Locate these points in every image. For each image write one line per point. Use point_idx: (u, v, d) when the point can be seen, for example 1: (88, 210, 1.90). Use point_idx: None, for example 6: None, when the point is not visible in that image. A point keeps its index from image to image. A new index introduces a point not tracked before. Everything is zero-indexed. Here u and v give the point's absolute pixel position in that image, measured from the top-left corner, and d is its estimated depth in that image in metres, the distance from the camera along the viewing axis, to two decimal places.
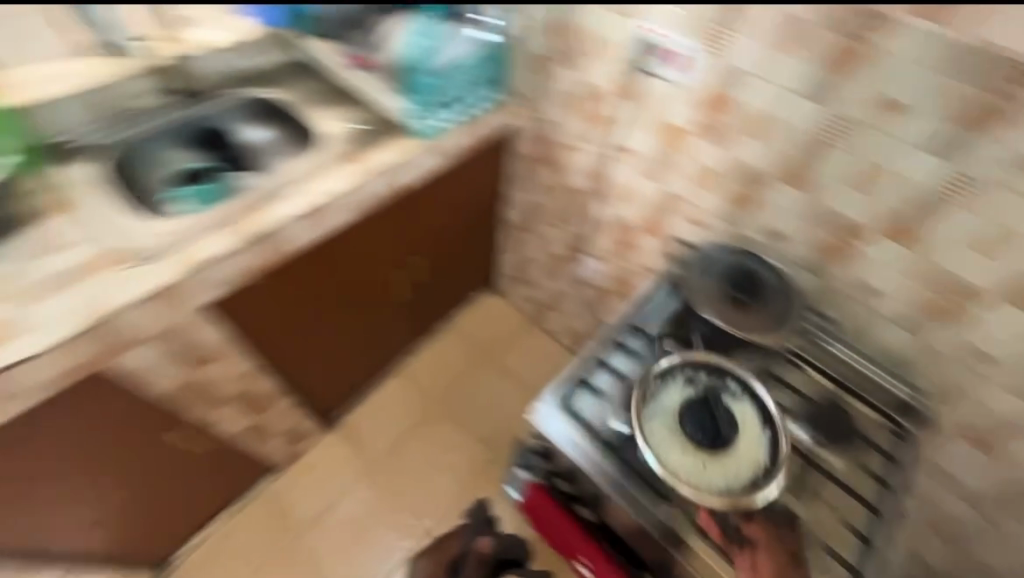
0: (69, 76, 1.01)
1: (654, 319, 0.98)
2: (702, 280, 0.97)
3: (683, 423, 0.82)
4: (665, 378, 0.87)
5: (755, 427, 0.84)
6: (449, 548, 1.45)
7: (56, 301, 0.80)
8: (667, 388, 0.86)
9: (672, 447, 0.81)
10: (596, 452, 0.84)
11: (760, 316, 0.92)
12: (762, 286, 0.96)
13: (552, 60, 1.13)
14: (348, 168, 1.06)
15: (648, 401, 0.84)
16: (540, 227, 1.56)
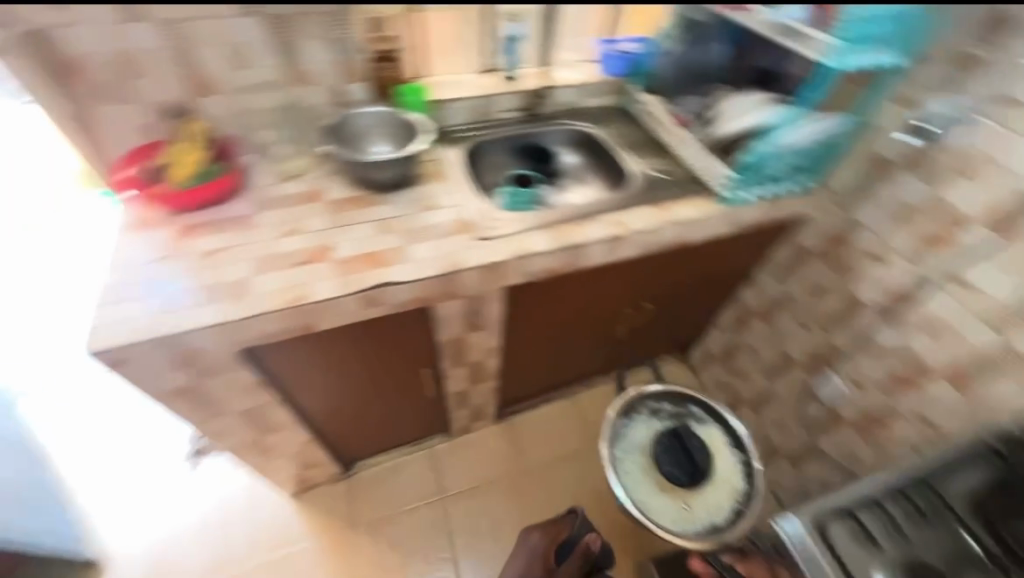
0: (469, 82, 1.30)
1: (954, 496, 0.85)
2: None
3: (670, 473, 1.13)
4: (631, 417, 1.24)
5: (732, 464, 1.17)
6: (558, 531, 1.24)
7: (424, 246, 0.98)
8: (636, 426, 1.22)
9: (657, 490, 1.13)
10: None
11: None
12: None
13: (898, 165, 1.06)
14: (654, 210, 1.12)
15: (619, 440, 1.20)
16: (782, 321, 1.46)
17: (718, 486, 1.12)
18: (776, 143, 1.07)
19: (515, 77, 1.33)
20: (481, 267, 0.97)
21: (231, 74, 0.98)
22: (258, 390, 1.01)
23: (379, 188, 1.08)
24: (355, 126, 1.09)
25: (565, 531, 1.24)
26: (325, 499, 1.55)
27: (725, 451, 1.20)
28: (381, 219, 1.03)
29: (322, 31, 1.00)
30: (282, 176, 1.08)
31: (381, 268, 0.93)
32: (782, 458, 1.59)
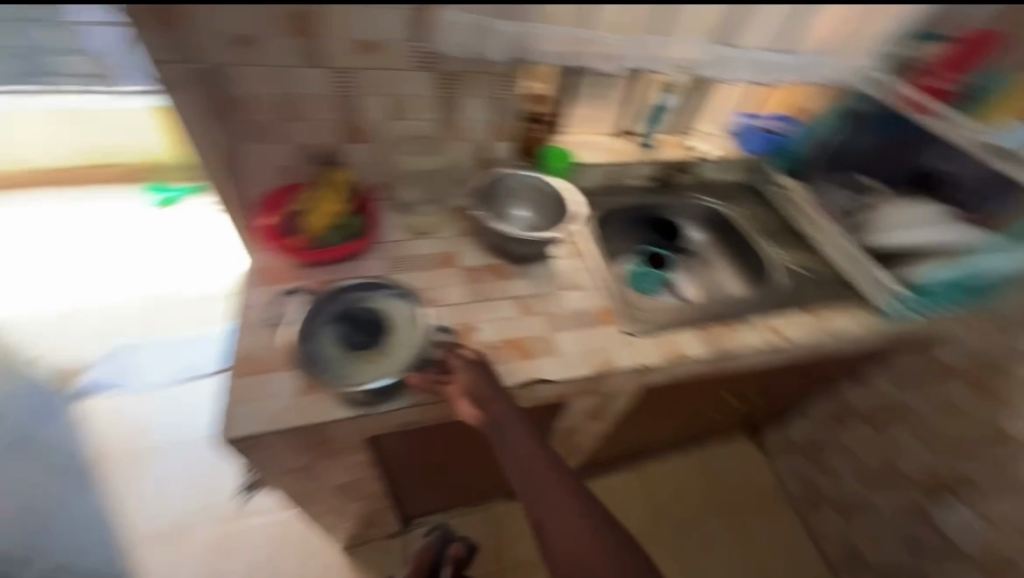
0: (604, 146, 1.24)
1: None
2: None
3: (343, 344, 0.80)
4: (311, 339, 0.81)
5: (391, 298, 0.85)
6: (419, 558, 1.13)
7: (572, 337, 0.90)
8: (320, 341, 0.81)
9: (360, 366, 0.79)
10: None
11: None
12: None
13: None
14: (808, 320, 1.03)
15: (311, 368, 0.78)
16: (896, 431, 1.36)
17: (367, 314, 0.82)
18: (982, 272, 1.00)
19: (649, 145, 1.26)
20: (633, 369, 0.88)
21: (386, 124, 0.91)
22: (367, 467, 0.93)
23: (520, 259, 1.00)
24: (502, 185, 1.03)
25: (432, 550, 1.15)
26: (377, 560, 1.43)
27: (354, 284, 0.85)
28: (520, 296, 0.95)
29: (488, 90, 0.93)
30: (415, 232, 1.00)
31: (532, 360, 0.85)
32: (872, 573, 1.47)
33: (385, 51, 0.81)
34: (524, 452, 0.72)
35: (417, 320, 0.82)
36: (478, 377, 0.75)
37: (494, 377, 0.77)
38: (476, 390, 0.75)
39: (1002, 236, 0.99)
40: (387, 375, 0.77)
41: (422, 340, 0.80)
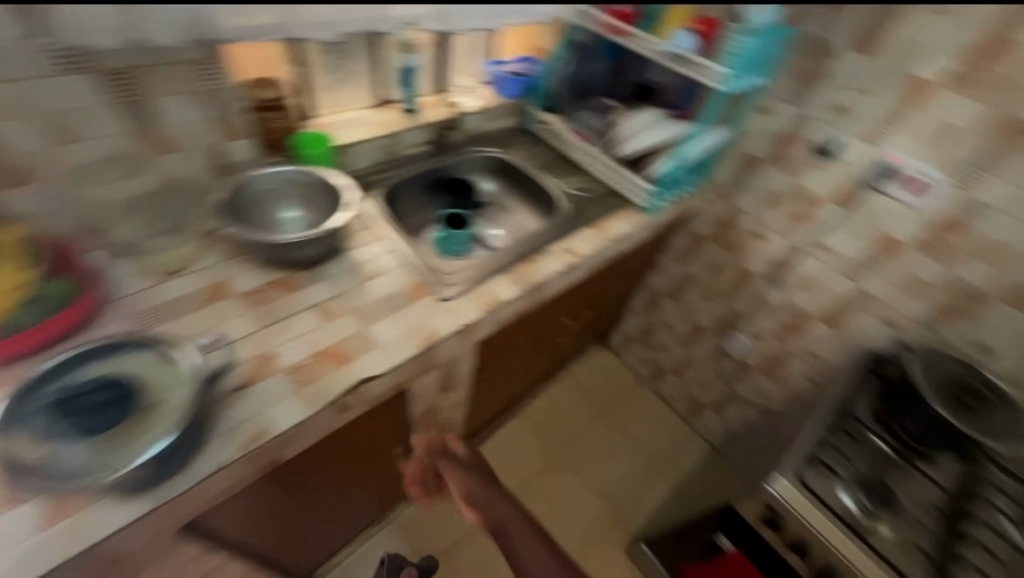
0: (367, 120, 1.17)
1: (852, 486, 0.96)
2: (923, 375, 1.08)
3: (80, 431, 0.61)
4: (34, 453, 0.60)
5: (125, 355, 0.69)
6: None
7: (386, 323, 0.86)
8: (47, 449, 0.61)
9: (124, 439, 0.62)
10: (863, 553, 0.90)
11: (990, 427, 1.00)
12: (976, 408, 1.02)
13: (764, 160, 1.27)
14: (592, 234, 1.16)
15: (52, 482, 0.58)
16: (689, 297, 1.68)
17: (98, 383, 0.65)
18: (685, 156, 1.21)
19: (414, 110, 1.23)
20: (455, 332, 0.89)
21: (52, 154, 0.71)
22: (207, 552, 0.80)
23: (307, 264, 0.91)
24: (253, 194, 0.92)
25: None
26: None
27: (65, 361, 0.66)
28: (319, 302, 0.87)
29: (186, 85, 0.78)
30: (165, 272, 0.84)
31: (349, 363, 0.80)
32: (707, 410, 1.84)
33: None
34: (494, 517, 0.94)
35: (174, 357, 0.70)
36: (467, 478, 1.01)
37: (479, 473, 1.02)
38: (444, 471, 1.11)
39: (698, 122, 1.19)
40: (166, 429, 0.63)
41: (191, 370, 0.69)
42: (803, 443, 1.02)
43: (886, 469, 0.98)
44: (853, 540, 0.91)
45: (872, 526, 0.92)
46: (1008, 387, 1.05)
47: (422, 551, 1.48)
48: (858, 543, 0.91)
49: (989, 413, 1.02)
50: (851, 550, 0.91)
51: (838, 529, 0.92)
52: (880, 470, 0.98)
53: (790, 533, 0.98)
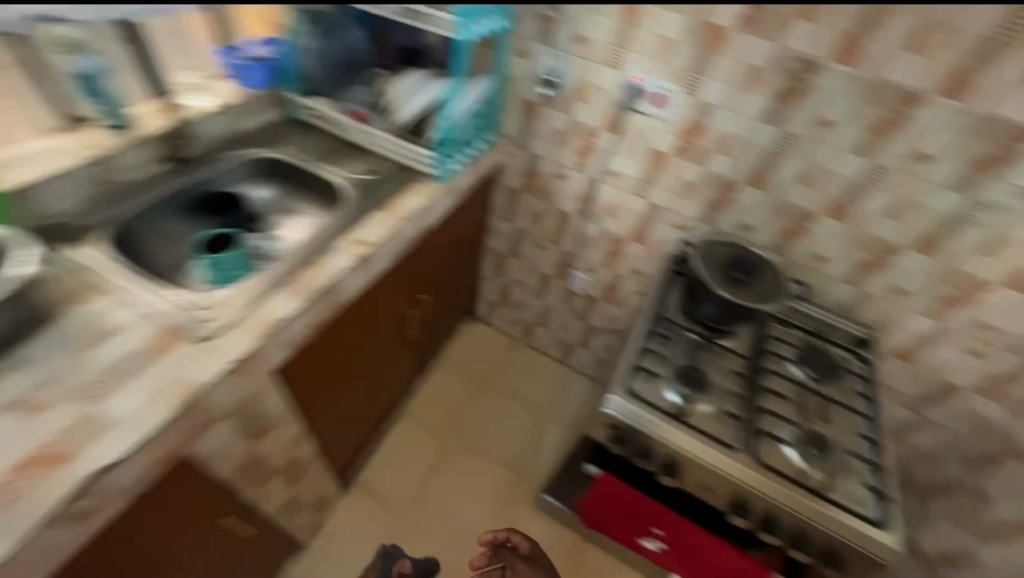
0: (55, 152, 0.93)
1: (671, 384, 1.04)
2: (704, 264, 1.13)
3: None
4: None
5: None
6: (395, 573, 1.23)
7: (124, 394, 0.70)
8: None
9: None
10: (700, 442, 0.96)
11: (761, 294, 1.09)
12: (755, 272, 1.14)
13: (540, 103, 1.29)
14: (384, 217, 1.07)
15: None
16: (526, 250, 1.71)
17: None
18: (451, 117, 1.15)
19: (126, 125, 1.01)
20: (225, 373, 0.75)
21: None
22: None
23: None
24: None
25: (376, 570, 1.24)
26: None
27: None
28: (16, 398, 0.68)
29: None
30: None
31: (70, 463, 0.63)
32: (577, 348, 1.93)
33: None
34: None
35: None
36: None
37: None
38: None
39: (451, 79, 1.16)
40: None
41: None
42: (627, 358, 1.07)
43: (698, 354, 1.11)
44: (682, 429, 0.97)
45: (691, 409, 1.01)
46: (768, 253, 1.22)
47: None
48: (685, 430, 0.97)
49: (758, 280, 1.12)
50: (691, 439, 0.96)
51: (672, 425, 0.97)
52: (693, 358, 1.10)
53: (632, 444, 1.01)
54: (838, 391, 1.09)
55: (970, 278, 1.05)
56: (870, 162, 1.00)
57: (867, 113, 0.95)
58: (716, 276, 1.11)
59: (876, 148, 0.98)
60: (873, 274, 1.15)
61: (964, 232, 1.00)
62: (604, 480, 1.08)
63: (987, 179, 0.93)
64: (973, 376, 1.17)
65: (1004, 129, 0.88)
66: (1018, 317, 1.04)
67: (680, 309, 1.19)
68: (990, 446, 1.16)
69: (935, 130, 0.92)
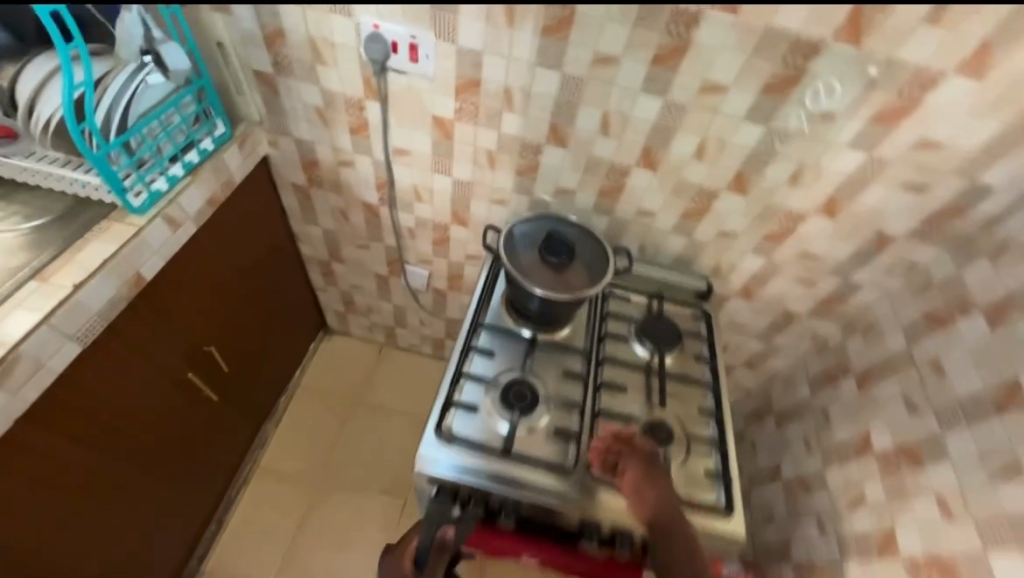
0: None
1: (497, 411, 0.85)
2: (513, 254, 0.93)
3: None
4: None
5: None
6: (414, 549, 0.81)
7: None
8: None
9: None
10: (534, 476, 0.80)
11: (583, 276, 0.93)
12: (575, 244, 0.97)
13: (275, 74, 0.96)
14: (35, 290, 0.73)
15: None
16: (348, 252, 1.42)
17: None
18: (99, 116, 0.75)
19: None
20: None
21: None
22: None
23: None
24: None
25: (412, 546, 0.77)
26: None
27: None
28: None
29: None
30: None
31: None
32: (447, 340, 1.72)
33: None
34: (695, 543, 0.72)
35: None
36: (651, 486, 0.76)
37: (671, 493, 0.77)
38: (644, 494, 0.76)
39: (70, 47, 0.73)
40: None
41: None
42: (442, 389, 0.86)
43: (531, 355, 0.94)
44: (512, 466, 0.80)
45: (522, 436, 0.84)
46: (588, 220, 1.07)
47: None
48: (515, 465, 0.80)
49: (578, 258, 0.95)
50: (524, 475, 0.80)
51: (497, 466, 0.80)
52: (524, 366, 0.92)
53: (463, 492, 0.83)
54: (678, 358, 1.00)
55: (787, 211, 0.96)
56: (665, 101, 0.84)
57: (646, 41, 0.77)
58: (529, 267, 0.92)
59: (664, 84, 0.81)
60: (698, 222, 1.03)
61: (770, 165, 0.89)
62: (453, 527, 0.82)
63: (780, 103, 0.81)
64: (806, 302, 1.14)
65: (785, 42, 0.74)
66: (834, 241, 0.99)
67: (506, 302, 0.99)
68: (828, 365, 1.15)
69: (719, 54, 0.77)
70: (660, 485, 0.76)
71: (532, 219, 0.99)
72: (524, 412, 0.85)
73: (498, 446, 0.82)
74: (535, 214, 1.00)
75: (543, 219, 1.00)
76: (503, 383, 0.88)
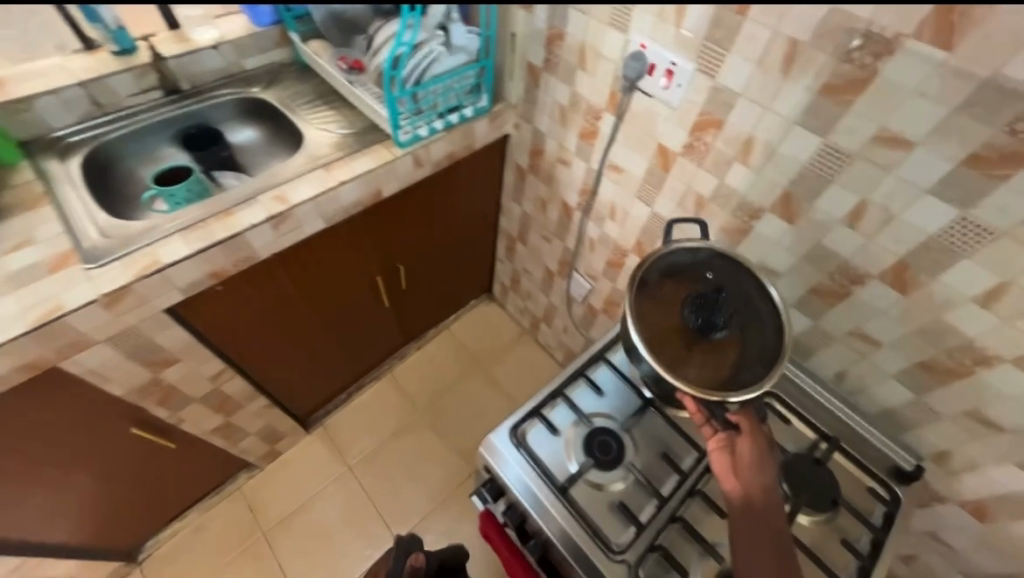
0: (62, 73, 1.02)
1: (574, 449, 0.81)
2: (652, 282, 0.78)
3: None
4: None
5: None
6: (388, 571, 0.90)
7: (7, 301, 0.78)
8: None
9: None
10: (576, 530, 0.74)
11: (717, 361, 0.73)
12: (739, 321, 0.77)
13: (543, 69, 1.07)
14: (321, 176, 1.01)
15: None
16: (533, 238, 1.52)
17: None
18: (405, 71, 0.98)
19: (127, 52, 1.08)
20: (95, 303, 0.79)
21: None
22: None
23: None
24: None
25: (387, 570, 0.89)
26: None
27: None
28: None
29: None
30: None
31: None
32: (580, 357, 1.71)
33: None
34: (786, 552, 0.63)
35: None
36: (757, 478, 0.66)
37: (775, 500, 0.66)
38: (743, 474, 0.66)
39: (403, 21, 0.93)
40: None
41: None
42: (538, 395, 0.85)
43: (639, 421, 0.85)
44: (555, 501, 0.76)
45: (585, 486, 0.78)
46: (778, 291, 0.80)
47: (263, 512, 1.50)
48: (564, 509, 0.75)
49: (732, 337, 0.76)
50: (565, 525, 0.74)
51: (546, 495, 0.76)
52: (625, 423, 0.84)
53: (504, 504, 0.82)
54: (816, 525, 0.77)
55: None
56: (961, 215, 0.63)
57: (965, 133, 0.58)
58: (661, 308, 0.77)
59: (970, 195, 0.61)
60: (941, 382, 0.76)
61: None
62: (481, 521, 0.83)
63: None
64: None
65: None
66: None
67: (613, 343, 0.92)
68: None
69: None
70: (767, 473, 0.67)
71: (710, 256, 0.81)
72: (594, 469, 0.79)
73: (556, 481, 0.78)
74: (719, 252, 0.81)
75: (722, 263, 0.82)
76: (589, 428, 0.83)
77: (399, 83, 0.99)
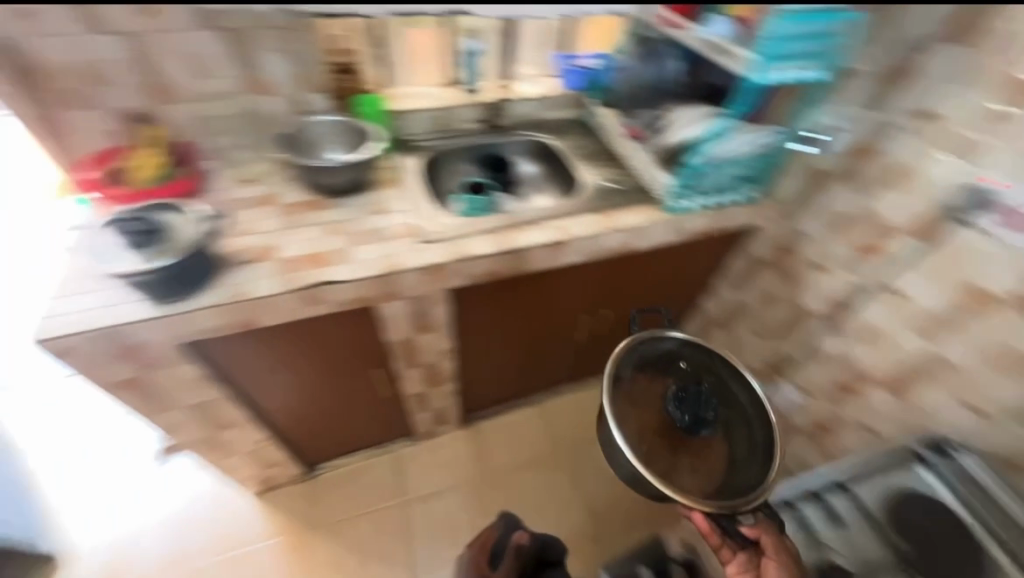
0: (430, 96, 1.35)
1: None
2: (628, 384, 0.96)
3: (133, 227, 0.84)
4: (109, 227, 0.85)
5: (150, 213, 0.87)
6: (485, 537, 1.15)
7: (368, 248, 1.02)
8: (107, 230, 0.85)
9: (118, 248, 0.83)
10: None
11: (710, 456, 0.92)
12: (720, 421, 0.96)
13: (836, 177, 1.08)
14: (596, 219, 1.14)
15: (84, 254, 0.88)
16: (739, 329, 1.48)
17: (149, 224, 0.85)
18: (711, 153, 1.07)
19: (476, 90, 1.38)
20: (420, 269, 1.01)
21: (190, 84, 1.04)
22: (208, 383, 1.05)
23: (332, 193, 1.13)
24: (307, 135, 1.14)
25: (492, 536, 1.16)
26: (286, 504, 1.58)
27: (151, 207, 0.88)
28: (329, 221, 1.07)
29: (280, 45, 1.06)
30: (243, 180, 1.14)
31: (322, 268, 0.97)
32: None
33: (162, 15, 0.94)
34: None
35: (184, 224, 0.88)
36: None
37: None
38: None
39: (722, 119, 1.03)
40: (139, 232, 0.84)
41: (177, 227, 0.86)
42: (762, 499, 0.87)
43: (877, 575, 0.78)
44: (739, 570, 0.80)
45: None
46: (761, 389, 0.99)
47: (408, 482, 1.65)
48: None
49: (715, 433, 0.94)
50: None
51: None
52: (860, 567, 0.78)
53: None
54: None
55: None
56: None
57: None
58: (643, 405, 0.95)
59: None
60: None
61: None
62: None
63: None
64: None
65: None
66: None
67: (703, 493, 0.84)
68: None
69: None
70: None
71: (681, 347, 1.04)
72: None
73: None
74: (686, 343, 1.04)
75: (693, 356, 1.04)
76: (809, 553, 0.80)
77: (696, 163, 1.09)
